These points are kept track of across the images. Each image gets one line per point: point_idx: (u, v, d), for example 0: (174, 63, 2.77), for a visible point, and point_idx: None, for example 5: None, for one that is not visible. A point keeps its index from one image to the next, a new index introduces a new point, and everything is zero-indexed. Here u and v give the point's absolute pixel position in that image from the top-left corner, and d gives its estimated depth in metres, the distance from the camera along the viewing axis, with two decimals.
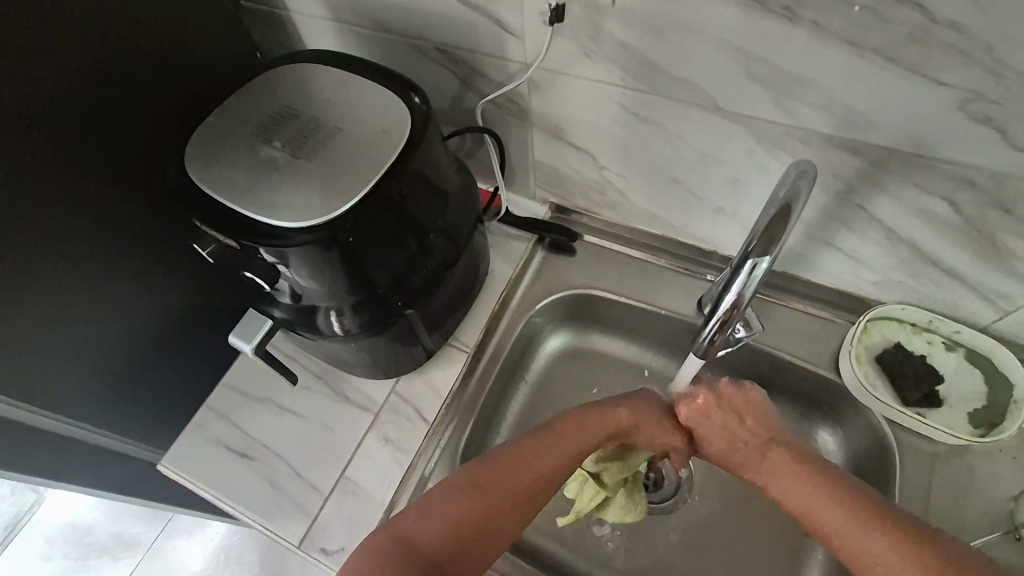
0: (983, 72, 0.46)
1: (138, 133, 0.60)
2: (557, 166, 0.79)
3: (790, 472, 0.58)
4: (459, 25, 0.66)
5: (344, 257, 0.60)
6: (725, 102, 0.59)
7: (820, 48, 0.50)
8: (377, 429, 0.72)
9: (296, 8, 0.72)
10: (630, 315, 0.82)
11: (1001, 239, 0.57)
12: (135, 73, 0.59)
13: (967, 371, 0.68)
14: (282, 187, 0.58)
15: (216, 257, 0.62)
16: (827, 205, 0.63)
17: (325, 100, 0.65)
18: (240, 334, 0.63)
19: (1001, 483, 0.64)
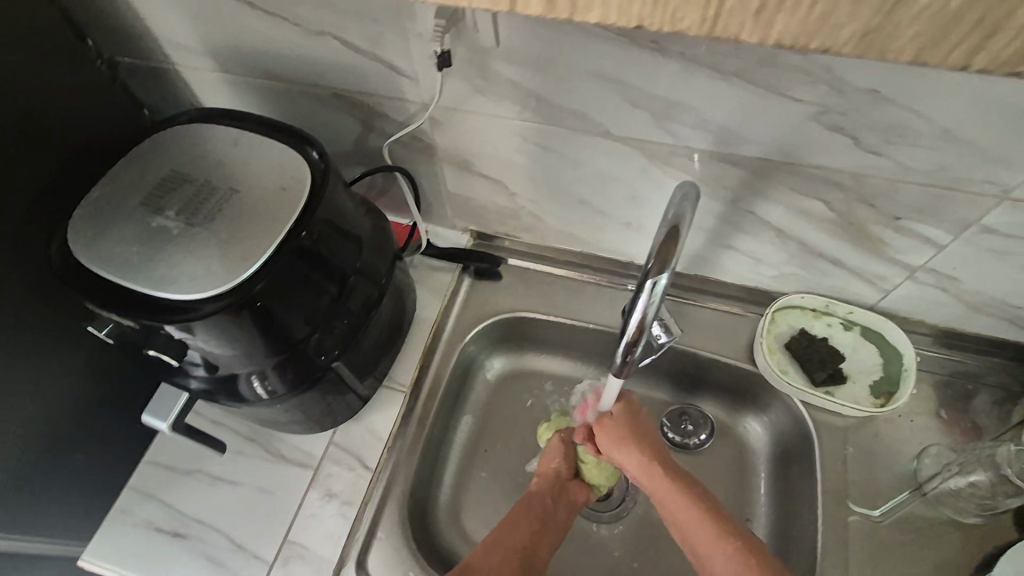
0: (828, 88, 0.47)
1: (18, 216, 0.57)
2: (469, 196, 0.78)
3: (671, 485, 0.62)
4: (350, 71, 0.63)
5: (258, 321, 0.51)
6: (613, 129, 0.59)
7: (685, 74, 0.50)
8: (319, 484, 0.69)
9: (181, 63, 0.70)
10: (560, 332, 0.83)
11: (872, 230, 0.59)
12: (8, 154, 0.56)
13: (864, 347, 0.71)
14: (179, 256, 0.49)
15: (116, 340, 0.52)
16: (720, 213, 0.64)
17: (218, 160, 0.55)
18: (155, 412, 0.59)
19: (904, 446, 0.68)
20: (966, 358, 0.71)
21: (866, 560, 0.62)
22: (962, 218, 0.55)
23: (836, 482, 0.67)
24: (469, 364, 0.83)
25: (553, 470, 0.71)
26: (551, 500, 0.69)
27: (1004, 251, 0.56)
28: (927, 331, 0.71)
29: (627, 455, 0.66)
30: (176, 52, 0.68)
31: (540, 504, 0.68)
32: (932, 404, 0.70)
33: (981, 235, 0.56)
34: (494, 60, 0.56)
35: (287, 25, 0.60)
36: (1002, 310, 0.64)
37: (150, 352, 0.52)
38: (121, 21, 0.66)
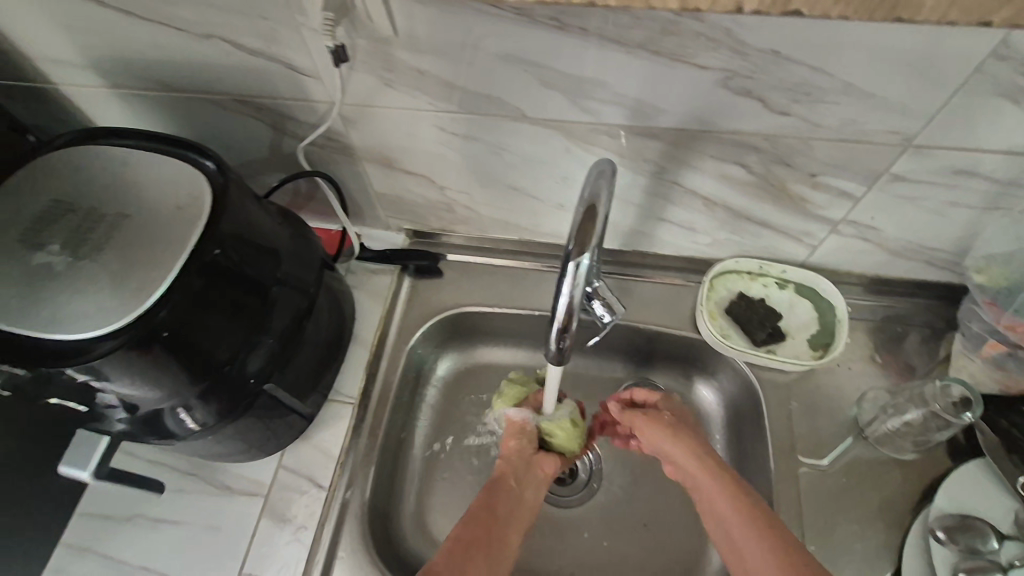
0: (731, 53, 0.47)
1: None
2: (398, 193, 0.75)
3: (716, 488, 0.61)
4: (249, 74, 0.60)
5: (172, 353, 0.48)
6: (530, 112, 0.57)
7: (592, 49, 0.49)
8: (271, 511, 0.66)
9: (61, 80, 0.64)
10: (507, 322, 0.82)
11: (792, 188, 0.60)
12: None
13: (800, 303, 0.73)
14: (69, 294, 0.45)
15: (11, 391, 0.47)
16: (648, 186, 0.64)
17: (105, 185, 0.51)
18: (73, 462, 0.55)
19: (844, 394, 0.71)
20: (894, 302, 0.74)
21: (818, 508, 0.64)
22: (873, 169, 0.56)
23: (784, 437, 0.69)
24: (419, 365, 0.81)
25: (517, 449, 0.70)
26: (518, 488, 0.67)
27: (914, 196, 0.58)
28: (857, 281, 0.73)
29: (674, 445, 0.66)
30: (54, 68, 0.63)
31: (508, 494, 0.66)
32: (867, 350, 0.73)
33: (892, 183, 0.57)
34: (397, 50, 0.53)
35: (170, 30, 0.55)
36: (920, 253, 0.66)
37: (53, 399, 0.48)
38: None
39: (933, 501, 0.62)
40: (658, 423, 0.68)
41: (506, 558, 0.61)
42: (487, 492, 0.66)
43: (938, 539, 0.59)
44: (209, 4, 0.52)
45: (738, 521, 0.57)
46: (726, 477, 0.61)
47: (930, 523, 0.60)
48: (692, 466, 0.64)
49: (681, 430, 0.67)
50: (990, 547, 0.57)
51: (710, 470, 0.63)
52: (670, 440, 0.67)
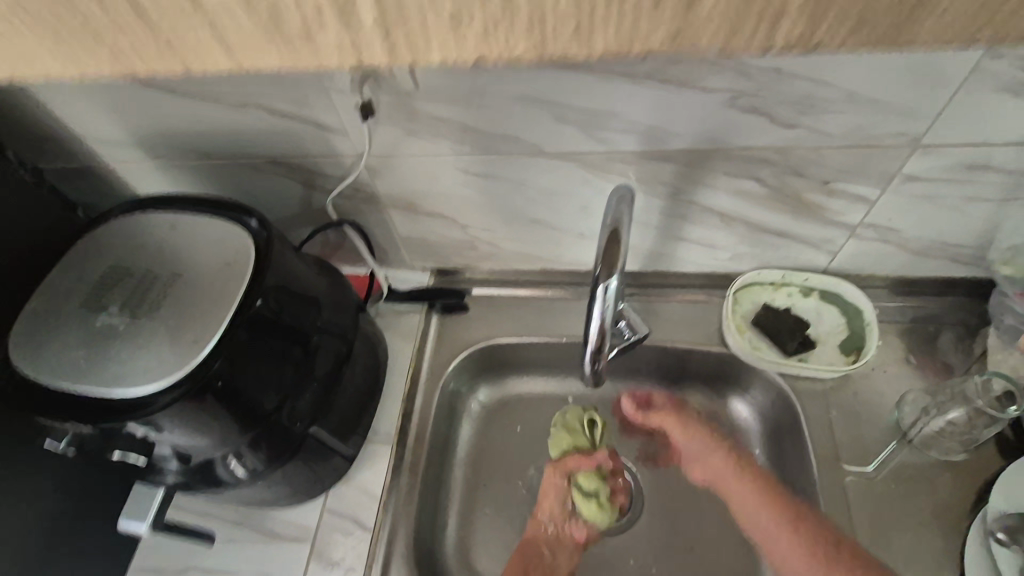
0: (734, 74, 0.50)
1: None
2: (422, 235, 0.78)
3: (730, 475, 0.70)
4: (280, 136, 0.64)
5: (223, 401, 0.50)
6: (546, 147, 0.60)
7: (601, 84, 0.52)
8: (319, 555, 0.67)
9: (109, 157, 0.69)
10: (536, 351, 0.83)
11: (807, 198, 0.62)
12: None
13: (826, 309, 0.74)
14: (129, 352, 0.48)
15: (77, 448, 0.49)
16: (665, 207, 0.66)
17: (158, 249, 0.55)
18: (132, 516, 0.56)
19: (884, 398, 0.70)
20: (924, 301, 0.73)
21: (869, 517, 0.63)
22: (885, 172, 0.57)
23: (827, 447, 0.68)
24: (453, 400, 0.82)
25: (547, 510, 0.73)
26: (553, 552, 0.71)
27: (929, 195, 0.59)
28: (883, 284, 0.73)
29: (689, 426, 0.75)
30: (103, 146, 0.68)
31: (547, 556, 0.71)
32: (902, 352, 0.72)
33: (906, 184, 0.58)
34: (418, 101, 0.57)
35: (208, 103, 0.60)
36: (943, 250, 0.66)
37: (115, 455, 0.50)
38: (41, 124, 0.65)
39: (990, 501, 0.60)
40: (682, 422, 0.76)
41: None
42: (525, 555, 0.71)
43: (999, 542, 0.57)
44: (245, 77, 0.56)
45: (745, 487, 0.68)
46: (765, 482, 0.67)
47: (988, 525, 0.58)
48: (721, 467, 0.71)
49: (692, 416, 0.76)
50: None
51: (742, 479, 0.69)
52: (692, 439, 0.75)
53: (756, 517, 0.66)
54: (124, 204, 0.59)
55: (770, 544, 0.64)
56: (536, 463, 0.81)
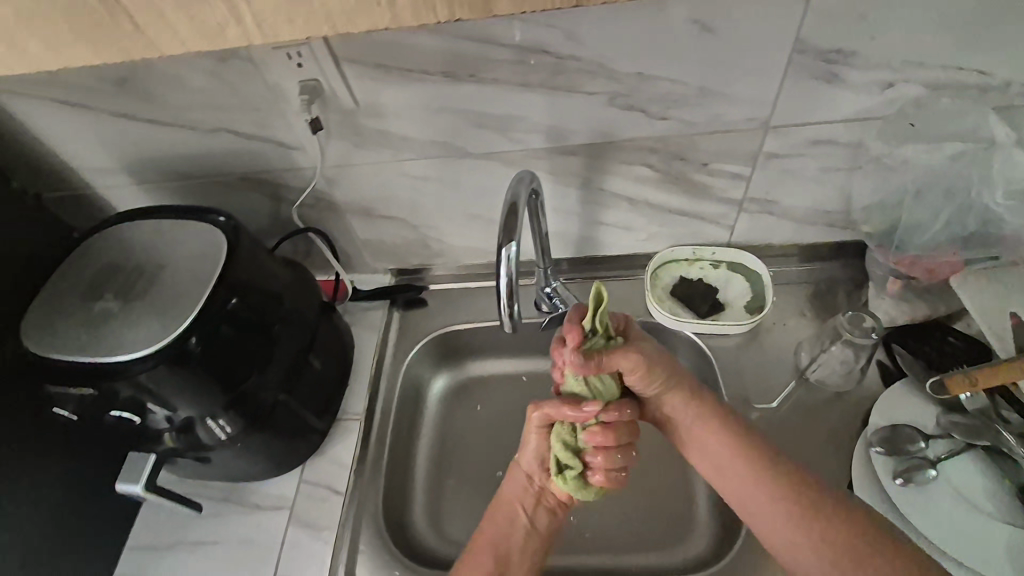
0: (608, 78, 0.63)
1: None
2: (379, 239, 0.89)
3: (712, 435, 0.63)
4: (248, 156, 0.75)
5: (199, 368, 0.60)
6: (472, 149, 0.72)
7: (508, 93, 0.65)
8: (298, 518, 0.75)
9: (100, 183, 0.80)
10: (491, 335, 0.93)
11: (695, 178, 0.74)
12: None
13: (733, 276, 0.84)
14: (129, 327, 0.59)
15: (80, 414, 0.60)
16: (581, 195, 0.78)
17: (141, 248, 0.66)
18: (126, 480, 0.64)
19: (786, 348, 0.81)
20: (816, 265, 0.85)
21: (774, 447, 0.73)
22: (750, 150, 0.69)
23: (737, 390, 0.78)
24: (416, 385, 0.91)
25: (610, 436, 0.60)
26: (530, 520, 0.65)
27: (792, 169, 0.71)
28: (779, 253, 0.85)
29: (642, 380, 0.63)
30: (94, 174, 0.79)
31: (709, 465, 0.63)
32: (800, 309, 0.83)
33: (770, 161, 0.70)
34: (363, 119, 0.69)
35: (184, 130, 0.71)
36: (820, 217, 0.78)
37: (113, 412, 0.60)
38: (38, 157, 0.76)
39: (870, 421, 0.70)
40: (645, 371, 0.62)
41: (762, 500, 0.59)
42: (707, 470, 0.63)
43: (879, 451, 0.67)
44: (215, 105, 0.68)
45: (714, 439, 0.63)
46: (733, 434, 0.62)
47: (870, 438, 0.68)
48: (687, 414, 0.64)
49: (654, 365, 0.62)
50: (919, 447, 0.66)
51: (719, 430, 0.63)
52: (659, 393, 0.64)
53: (740, 489, 0.61)
54: (103, 219, 0.71)
55: (742, 500, 0.61)
56: (494, 436, 0.90)
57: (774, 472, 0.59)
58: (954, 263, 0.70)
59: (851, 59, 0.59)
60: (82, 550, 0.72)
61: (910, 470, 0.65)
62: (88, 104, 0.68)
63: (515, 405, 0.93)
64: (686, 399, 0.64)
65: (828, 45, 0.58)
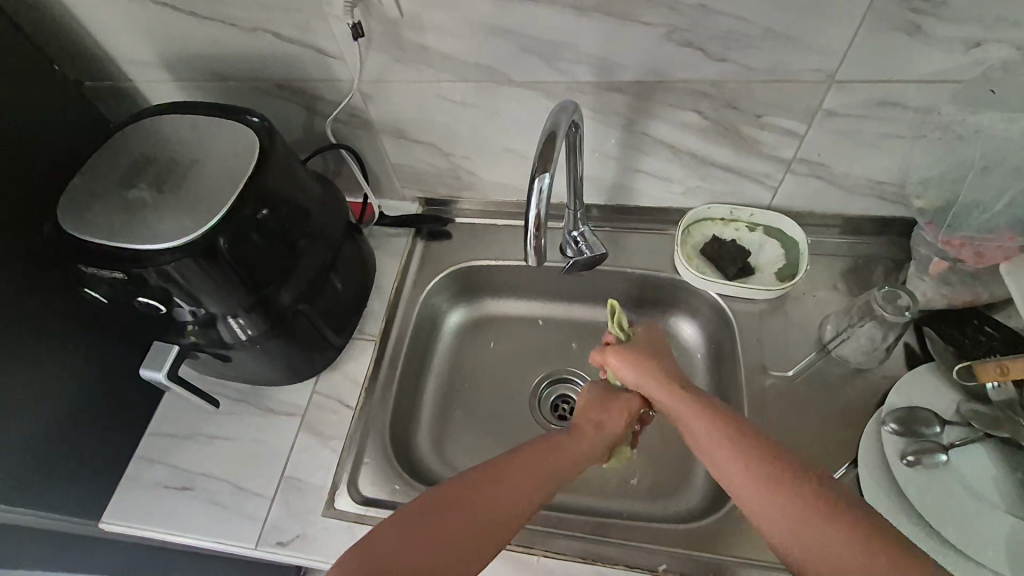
0: (669, 9, 0.59)
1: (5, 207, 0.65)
2: (410, 164, 0.87)
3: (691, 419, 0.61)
4: (285, 61, 0.73)
5: (225, 267, 0.60)
6: (515, 76, 0.69)
7: (559, 16, 0.62)
8: (308, 426, 0.78)
9: (138, 77, 0.79)
10: (512, 275, 0.92)
11: (745, 130, 0.70)
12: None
13: (769, 241, 0.82)
14: (160, 218, 0.59)
15: (110, 299, 0.62)
16: (622, 138, 0.75)
17: (175, 141, 0.66)
18: (150, 367, 0.67)
19: (811, 320, 0.79)
20: (857, 240, 0.81)
21: (784, 415, 0.72)
22: (809, 105, 0.65)
23: (754, 356, 0.77)
24: (433, 315, 0.92)
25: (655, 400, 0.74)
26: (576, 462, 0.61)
27: (851, 130, 0.67)
28: (820, 222, 0.81)
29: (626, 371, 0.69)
30: (132, 66, 0.78)
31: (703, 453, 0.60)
32: (833, 282, 0.80)
33: (828, 119, 0.66)
34: (405, 30, 0.66)
35: (224, 26, 0.70)
36: (870, 188, 0.74)
37: (140, 300, 0.61)
38: (77, 42, 0.75)
39: (888, 400, 0.69)
40: (626, 363, 0.69)
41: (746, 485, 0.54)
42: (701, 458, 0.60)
43: (891, 430, 0.66)
44: (255, 1, 0.66)
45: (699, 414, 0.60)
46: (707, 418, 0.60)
47: (884, 417, 0.67)
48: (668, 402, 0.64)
49: (627, 356, 0.69)
50: (933, 431, 0.65)
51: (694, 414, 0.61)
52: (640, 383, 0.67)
53: (723, 471, 0.56)
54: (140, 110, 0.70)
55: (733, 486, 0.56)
56: (504, 374, 0.91)
57: (744, 449, 0.56)
58: (1007, 250, 0.65)
59: (939, 9, 0.54)
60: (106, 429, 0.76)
61: (920, 453, 0.63)
62: None
63: (529, 348, 0.93)
64: (665, 388, 0.65)
65: None
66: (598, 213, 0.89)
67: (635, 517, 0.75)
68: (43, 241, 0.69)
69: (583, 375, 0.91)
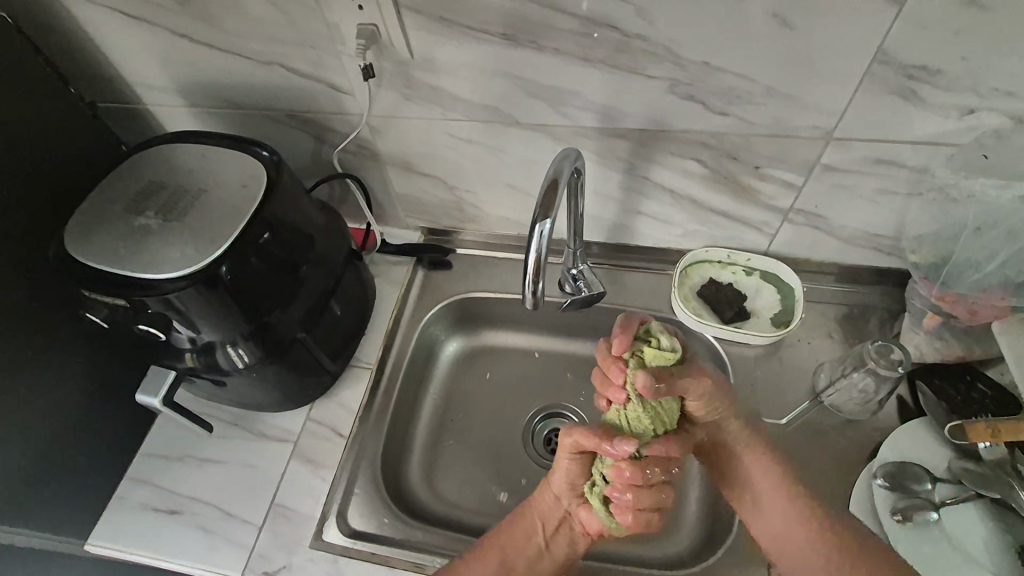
0: (672, 65, 0.60)
1: (14, 227, 0.66)
2: (415, 195, 0.89)
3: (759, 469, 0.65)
4: (298, 93, 0.75)
5: (226, 296, 0.61)
6: (521, 118, 0.71)
7: (567, 66, 0.63)
8: (299, 453, 0.78)
9: (152, 101, 0.81)
10: (510, 308, 0.93)
11: (744, 180, 0.71)
12: (12, 173, 0.66)
13: (765, 286, 0.82)
14: (165, 246, 0.60)
15: (110, 322, 0.63)
16: (623, 181, 0.76)
17: (185, 170, 0.67)
18: (146, 391, 0.68)
19: (805, 367, 0.79)
20: (853, 289, 0.82)
21: None
22: (806, 160, 0.67)
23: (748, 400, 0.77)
24: (430, 344, 0.92)
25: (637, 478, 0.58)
26: (548, 534, 0.65)
27: (848, 184, 0.68)
28: (817, 269, 0.82)
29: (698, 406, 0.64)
30: (147, 92, 0.80)
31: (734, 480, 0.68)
32: (828, 329, 0.81)
33: (825, 173, 0.67)
34: (416, 70, 0.68)
35: (240, 58, 0.71)
36: (867, 240, 0.75)
37: (140, 325, 0.62)
38: (94, 65, 0.76)
39: (879, 453, 0.69)
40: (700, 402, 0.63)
41: (786, 529, 0.63)
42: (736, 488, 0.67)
43: (882, 485, 0.66)
44: (273, 37, 0.67)
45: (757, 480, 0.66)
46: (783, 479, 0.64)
47: (874, 470, 0.67)
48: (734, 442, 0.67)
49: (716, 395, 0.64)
50: (924, 487, 0.65)
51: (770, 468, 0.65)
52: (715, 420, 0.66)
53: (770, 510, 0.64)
54: (152, 137, 0.72)
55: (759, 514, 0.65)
56: (498, 405, 0.91)
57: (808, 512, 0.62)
58: (1000, 310, 0.66)
59: (934, 77, 0.56)
60: (95, 449, 0.76)
61: (911, 509, 0.64)
62: (150, 19, 0.68)
63: (525, 380, 0.93)
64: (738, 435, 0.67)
65: (912, 60, 0.55)
66: (597, 250, 0.90)
67: (623, 559, 0.75)
68: (49, 262, 0.70)
69: (577, 410, 0.91)
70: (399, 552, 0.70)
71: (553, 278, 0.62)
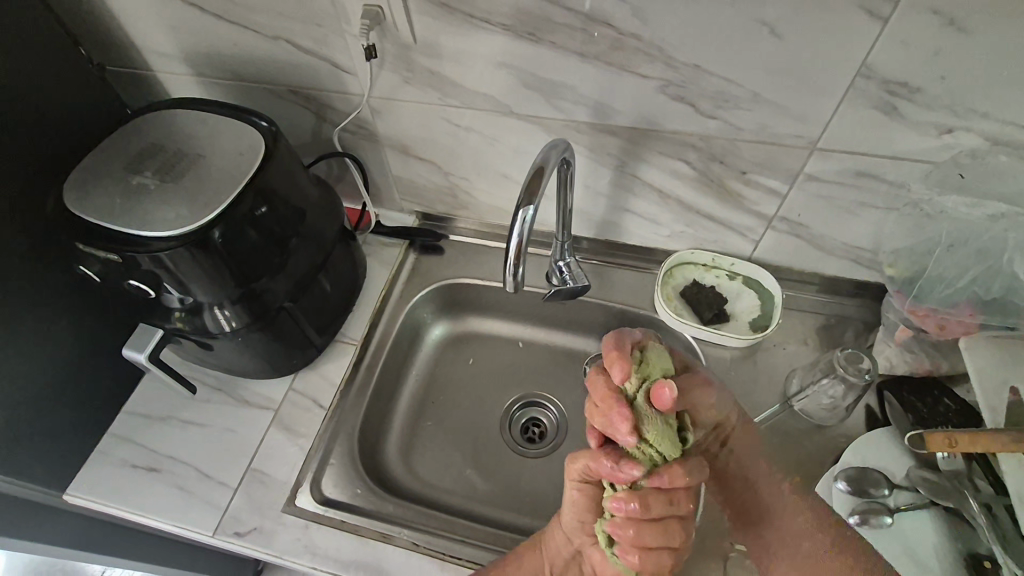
0: (664, 65, 0.62)
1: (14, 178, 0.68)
2: (410, 178, 0.90)
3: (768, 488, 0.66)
4: (303, 70, 0.76)
5: (216, 259, 0.63)
6: (516, 109, 0.73)
7: (563, 59, 0.65)
8: (280, 422, 0.79)
9: (160, 68, 0.83)
10: (496, 295, 0.94)
11: (729, 184, 0.73)
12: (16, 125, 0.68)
13: (746, 291, 0.84)
14: (159, 206, 0.62)
15: (101, 277, 0.65)
16: (612, 177, 0.78)
17: (185, 135, 0.69)
18: (132, 347, 0.69)
19: (778, 371, 0.81)
20: (830, 300, 0.84)
21: None
22: (792, 168, 0.68)
23: None
24: (416, 326, 0.94)
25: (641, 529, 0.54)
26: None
27: (830, 195, 0.70)
28: (796, 277, 0.84)
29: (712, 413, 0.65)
30: (154, 58, 0.81)
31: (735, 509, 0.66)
32: (804, 337, 0.83)
33: (808, 182, 0.69)
34: (417, 54, 0.70)
35: (248, 31, 0.73)
36: (847, 251, 0.77)
37: (131, 282, 0.64)
38: (104, 29, 0.78)
39: (843, 457, 0.71)
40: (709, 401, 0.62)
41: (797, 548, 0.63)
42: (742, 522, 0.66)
43: (841, 488, 0.68)
44: (279, 11, 0.69)
45: (772, 495, 0.66)
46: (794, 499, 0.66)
47: (836, 474, 0.69)
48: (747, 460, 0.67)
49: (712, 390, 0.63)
50: (881, 492, 0.67)
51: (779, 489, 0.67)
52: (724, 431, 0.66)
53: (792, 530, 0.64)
54: (155, 101, 0.73)
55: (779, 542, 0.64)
56: (478, 390, 0.93)
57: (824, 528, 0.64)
58: (967, 325, 0.70)
59: (914, 94, 0.58)
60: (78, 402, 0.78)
61: (867, 513, 0.66)
62: None
63: (506, 368, 0.95)
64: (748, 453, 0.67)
65: (894, 76, 0.57)
66: (586, 244, 0.91)
67: None
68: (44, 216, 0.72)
69: (555, 400, 0.93)
70: (369, 522, 0.72)
71: (535, 262, 0.64)
